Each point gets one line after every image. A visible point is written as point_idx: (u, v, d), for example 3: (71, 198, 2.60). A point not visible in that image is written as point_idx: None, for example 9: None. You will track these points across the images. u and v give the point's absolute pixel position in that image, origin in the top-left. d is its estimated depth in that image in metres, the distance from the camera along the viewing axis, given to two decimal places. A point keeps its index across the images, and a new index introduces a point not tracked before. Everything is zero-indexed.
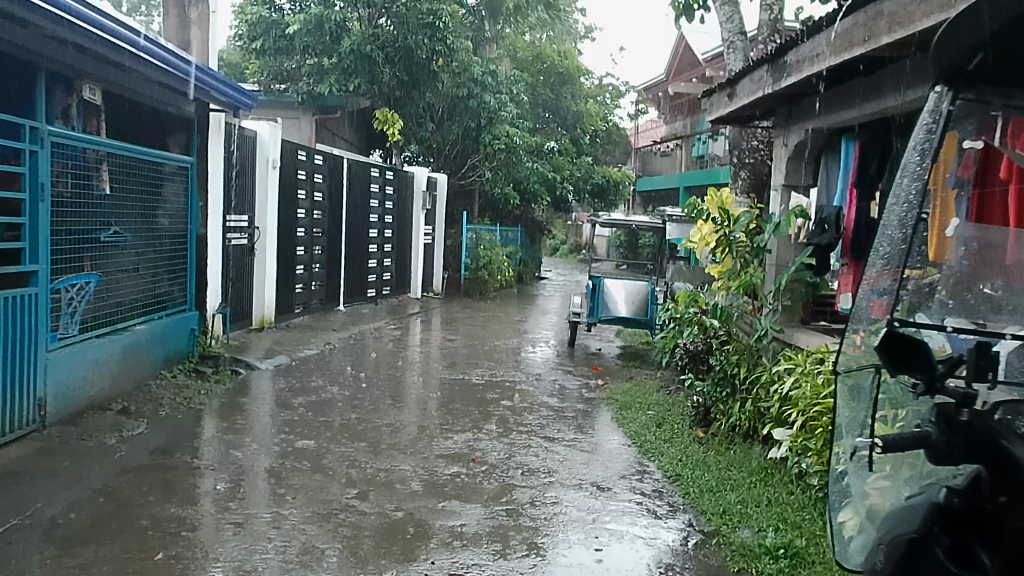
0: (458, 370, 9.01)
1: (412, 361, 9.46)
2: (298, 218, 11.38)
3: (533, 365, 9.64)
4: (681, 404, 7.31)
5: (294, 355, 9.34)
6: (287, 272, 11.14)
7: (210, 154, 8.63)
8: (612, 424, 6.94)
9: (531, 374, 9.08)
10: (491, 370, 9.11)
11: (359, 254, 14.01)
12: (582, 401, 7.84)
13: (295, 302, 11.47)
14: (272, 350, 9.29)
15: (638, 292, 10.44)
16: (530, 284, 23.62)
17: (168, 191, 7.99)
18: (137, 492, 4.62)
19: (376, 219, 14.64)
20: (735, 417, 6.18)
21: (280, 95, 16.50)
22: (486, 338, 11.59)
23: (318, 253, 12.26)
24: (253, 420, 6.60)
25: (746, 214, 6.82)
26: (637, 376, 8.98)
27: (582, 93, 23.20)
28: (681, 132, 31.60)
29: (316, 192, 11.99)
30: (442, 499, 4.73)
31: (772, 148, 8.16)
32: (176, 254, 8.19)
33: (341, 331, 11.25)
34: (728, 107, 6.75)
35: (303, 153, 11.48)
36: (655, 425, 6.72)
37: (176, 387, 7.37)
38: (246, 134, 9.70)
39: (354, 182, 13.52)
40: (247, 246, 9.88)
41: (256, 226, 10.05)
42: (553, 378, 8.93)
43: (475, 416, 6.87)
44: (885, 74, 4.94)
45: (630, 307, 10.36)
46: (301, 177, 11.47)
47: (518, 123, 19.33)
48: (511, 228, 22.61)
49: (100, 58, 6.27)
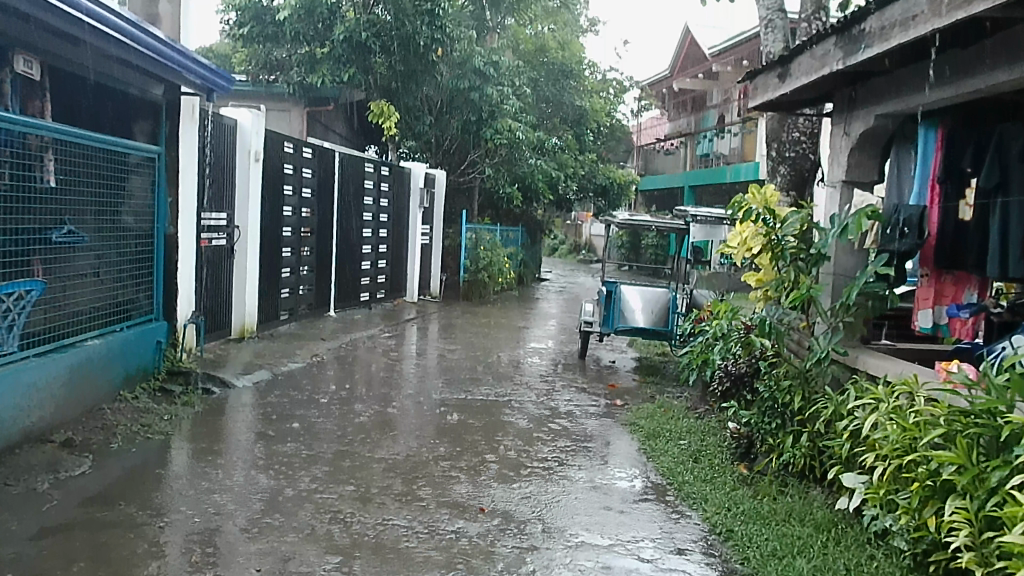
0: (460, 387, 8.04)
1: (408, 376, 8.52)
2: (283, 217, 10.40)
3: (542, 381, 8.68)
4: (717, 433, 6.37)
5: (277, 369, 8.37)
6: (271, 275, 10.16)
7: (183, 145, 7.64)
8: (642, 457, 6.02)
9: (541, 391, 8.16)
10: (496, 387, 8.15)
11: (352, 255, 13.02)
12: (602, 426, 6.92)
13: (280, 308, 10.49)
14: (252, 363, 8.32)
15: (657, 300, 9.47)
16: (531, 286, 22.69)
17: (133, 185, 7.03)
18: (58, 565, 3.67)
19: (371, 217, 13.68)
20: (786, 454, 5.26)
21: (270, 86, 15.57)
22: (489, 348, 10.67)
23: (306, 254, 11.28)
24: (223, 452, 5.64)
25: (797, 216, 5.82)
26: (659, 396, 8.06)
27: (586, 87, 22.23)
28: (686, 130, 30.58)
29: (304, 187, 11.01)
30: (446, 570, 3.80)
31: (817, 141, 7.30)
32: (142, 257, 7.21)
33: (330, 340, 10.29)
34: (778, 90, 5.80)
35: (290, 145, 10.51)
36: (691, 460, 5.80)
37: (137, 410, 6.40)
38: (224, 123, 8.70)
39: (346, 178, 12.55)
40: (224, 247, 8.90)
41: (235, 225, 9.06)
42: (566, 397, 7.98)
43: (481, 447, 5.92)
44: (1001, 41, 4.00)
45: (648, 316, 9.38)
46: (288, 172, 10.49)
47: (521, 117, 18.31)
48: (511, 228, 21.62)
49: (39, 23, 5.27)
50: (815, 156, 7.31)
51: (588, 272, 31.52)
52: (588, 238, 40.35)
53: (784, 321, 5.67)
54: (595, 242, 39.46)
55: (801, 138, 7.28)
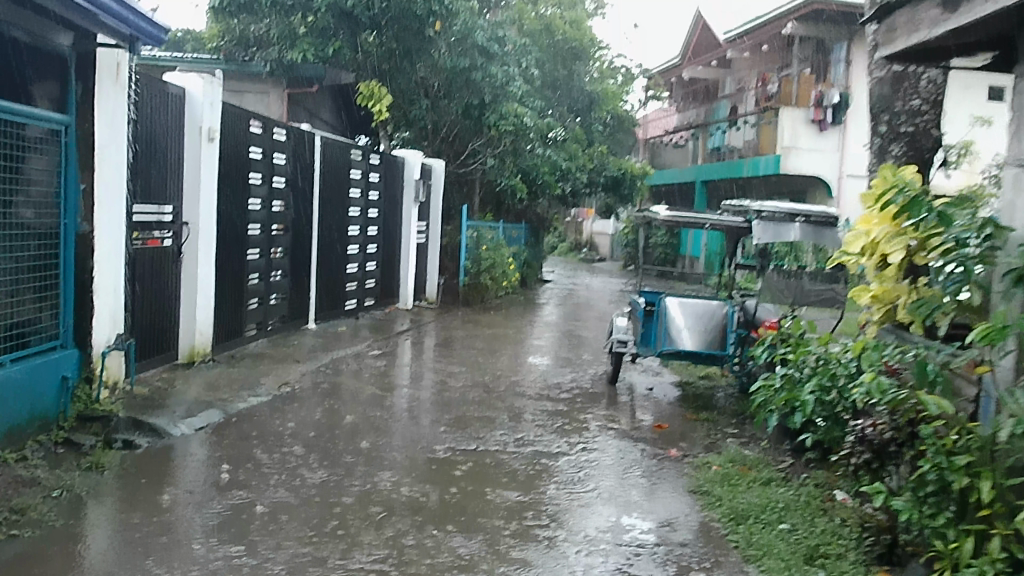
0: (467, 433, 6.20)
1: (400, 414, 6.69)
2: (250, 212, 8.55)
3: (571, 419, 6.87)
4: (831, 517, 4.59)
5: (233, 407, 6.49)
6: (234, 283, 8.29)
7: (104, 114, 5.75)
8: (733, 555, 4.21)
9: (571, 435, 6.37)
10: (515, 431, 6.33)
11: (336, 258, 11.19)
12: (663, 495, 5.11)
13: (246, 322, 8.63)
14: (200, 400, 6.43)
15: (708, 315, 7.57)
16: (534, 288, 20.85)
17: (30, 168, 5.15)
18: None
19: (359, 212, 11.82)
20: (965, 569, 3.44)
21: (244, 64, 13.90)
22: (498, 370, 8.87)
23: (280, 256, 9.41)
24: (129, 558, 3.80)
25: (966, 210, 4.02)
26: (724, 444, 6.27)
27: (597, 70, 20.33)
28: (695, 121, 28.77)
29: (276, 176, 9.15)
30: None
31: (940, 112, 5.62)
32: (43, 264, 5.32)
33: (306, 363, 8.42)
34: (940, 27, 4.01)
35: (258, 124, 8.67)
36: (811, 564, 4.00)
37: (14, 480, 4.56)
38: (164, 90, 6.81)
39: (329, 166, 10.68)
40: (169, 249, 7.05)
41: (184, 221, 7.21)
42: (605, 444, 6.18)
43: (508, 546, 4.10)
44: None
45: (696, 336, 7.48)
46: (254, 156, 8.61)
47: (526, 101, 16.39)
48: (514, 225, 19.78)
49: None
50: (938, 131, 5.62)
51: (591, 272, 29.87)
52: (589, 235, 38.74)
53: (952, 366, 3.87)
54: (597, 239, 37.84)
55: (921, 108, 5.60)
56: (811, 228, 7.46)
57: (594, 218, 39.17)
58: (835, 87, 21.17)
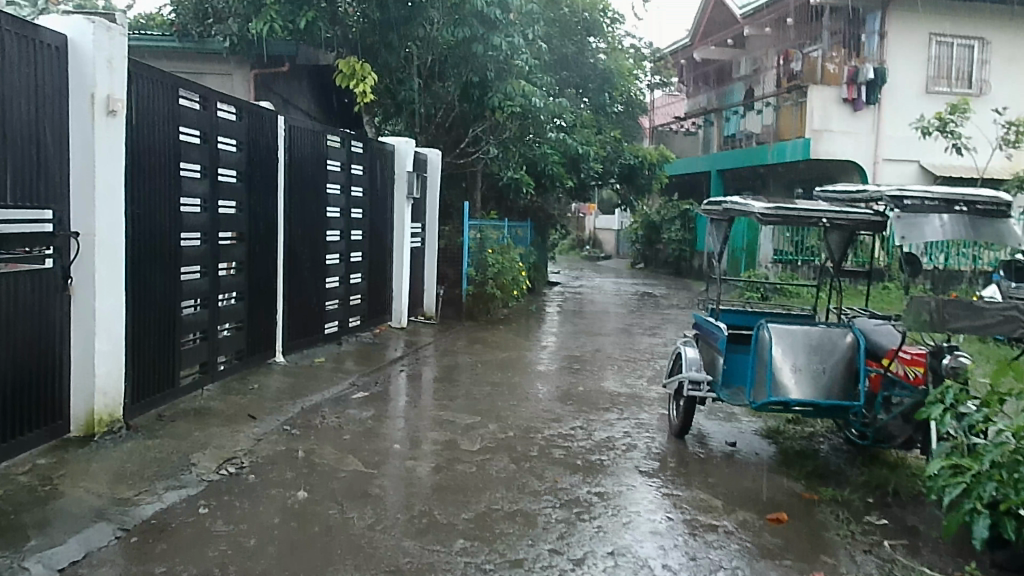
0: (499, 555, 3.98)
1: (391, 514, 4.46)
2: (186, 217, 6.31)
3: (644, 509, 4.68)
4: None
5: (140, 512, 4.28)
6: (162, 314, 6.03)
7: None
8: None
9: (655, 546, 4.15)
10: (569, 542, 4.13)
11: (310, 271, 8.92)
12: None
13: (182, 365, 6.38)
14: (86, 506, 4.21)
15: (825, 349, 5.39)
16: (542, 293, 18.63)
17: None
18: None
19: (338, 213, 9.56)
20: None
21: (202, 40, 11.73)
22: (523, 420, 6.65)
23: (229, 273, 7.14)
24: None
25: None
26: (894, 560, 4.09)
27: (610, 46, 18.07)
28: (709, 106, 26.52)
29: (223, 169, 6.90)
30: None
31: None
32: None
33: (265, 421, 6.16)
34: None
35: (195, 97, 6.43)
36: None
37: None
38: (25, 34, 4.56)
39: (297, 157, 8.40)
40: (48, 273, 4.82)
41: (73, 231, 4.96)
42: (710, 563, 4.00)
43: None
44: None
45: (807, 381, 5.29)
46: (189, 139, 6.35)
47: (534, 78, 14.08)
48: (521, 224, 17.56)
49: None
50: None
51: (599, 272, 27.70)
52: (594, 231, 36.60)
53: None
54: (601, 236, 35.69)
55: None
56: (976, 219, 5.27)
57: (599, 214, 36.95)
58: (869, 62, 19.05)
